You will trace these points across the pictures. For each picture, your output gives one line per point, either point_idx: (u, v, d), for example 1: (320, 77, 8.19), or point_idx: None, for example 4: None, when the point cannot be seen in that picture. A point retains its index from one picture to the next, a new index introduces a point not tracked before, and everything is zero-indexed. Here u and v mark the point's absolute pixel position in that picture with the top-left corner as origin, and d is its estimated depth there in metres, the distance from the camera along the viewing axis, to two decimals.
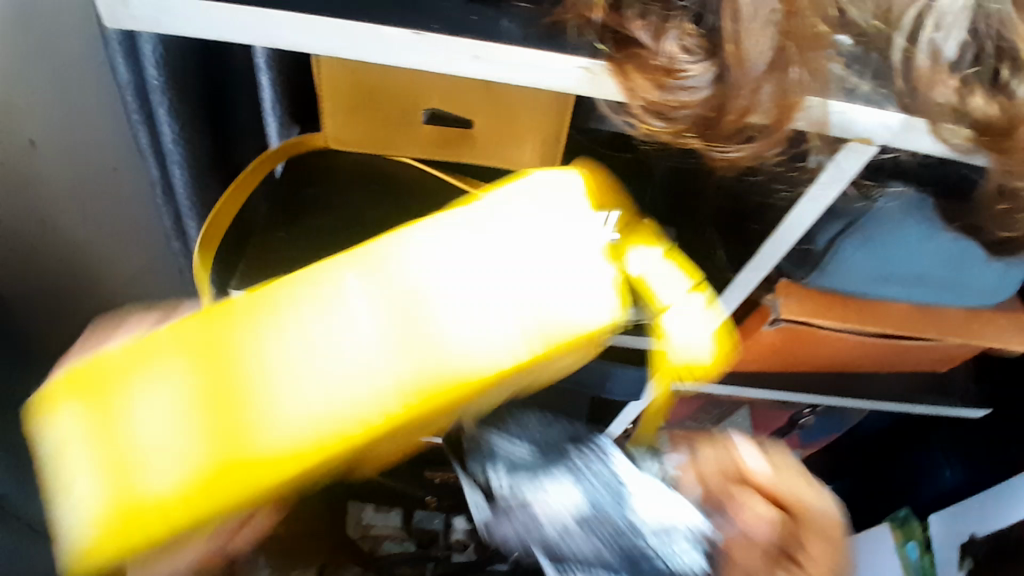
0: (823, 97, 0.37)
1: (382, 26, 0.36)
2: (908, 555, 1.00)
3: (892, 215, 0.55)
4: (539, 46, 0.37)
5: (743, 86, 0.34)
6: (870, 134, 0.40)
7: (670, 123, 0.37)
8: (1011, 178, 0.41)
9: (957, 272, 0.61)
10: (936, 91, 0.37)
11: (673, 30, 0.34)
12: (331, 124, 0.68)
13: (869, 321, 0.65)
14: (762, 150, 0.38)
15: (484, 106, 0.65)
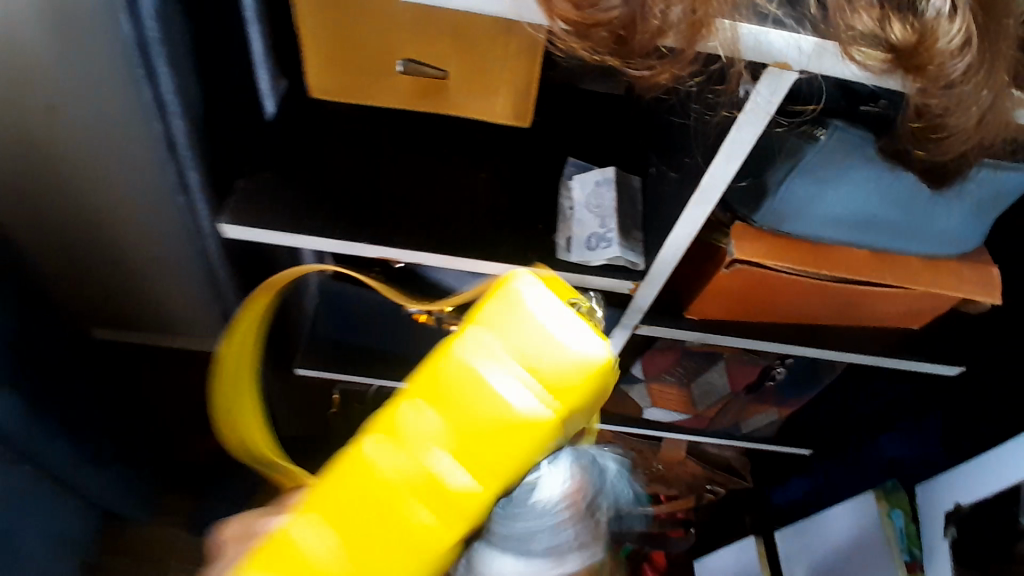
0: (733, 19, 0.40)
1: None
2: (894, 523, 0.99)
3: (835, 150, 0.57)
4: None
5: (651, 6, 0.37)
6: (785, 58, 0.42)
7: (584, 40, 0.39)
8: (926, 98, 0.42)
9: (908, 211, 0.62)
10: (847, 14, 0.40)
11: None
12: (313, 74, 0.72)
13: (823, 264, 0.66)
14: (674, 70, 0.41)
15: (456, 55, 0.68)
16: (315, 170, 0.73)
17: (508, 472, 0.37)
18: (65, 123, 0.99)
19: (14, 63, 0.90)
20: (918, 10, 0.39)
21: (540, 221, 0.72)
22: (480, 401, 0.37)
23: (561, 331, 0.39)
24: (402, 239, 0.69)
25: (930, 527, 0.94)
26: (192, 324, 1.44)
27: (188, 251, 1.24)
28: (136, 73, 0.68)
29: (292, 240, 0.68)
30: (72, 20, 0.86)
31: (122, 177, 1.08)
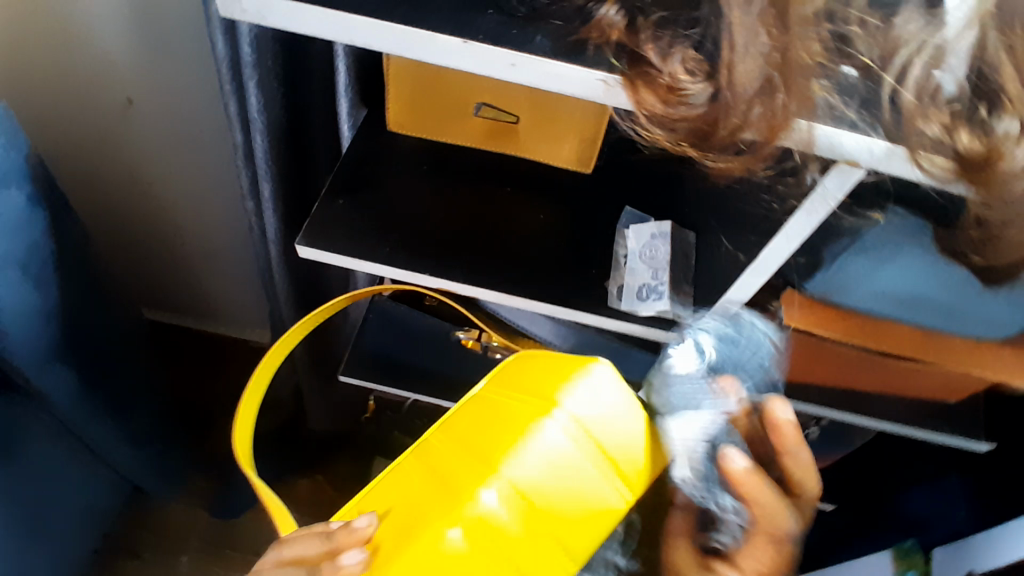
0: (810, 121, 0.42)
1: (438, 35, 0.44)
2: None
3: (895, 237, 0.60)
4: (566, 60, 0.43)
5: (734, 106, 0.40)
6: (856, 157, 0.44)
7: (669, 132, 0.43)
8: (986, 210, 0.46)
9: (959, 299, 0.63)
10: (921, 121, 0.42)
11: (679, 53, 0.41)
12: (391, 109, 0.76)
13: (872, 337, 0.68)
14: (750, 163, 0.44)
15: (528, 108, 0.71)
16: (384, 199, 0.78)
17: (589, 540, 0.50)
18: (143, 119, 1.06)
19: (108, 66, 0.97)
20: (989, 128, 0.41)
21: (593, 266, 0.75)
22: (554, 467, 0.49)
23: (605, 397, 0.53)
24: (460, 273, 0.73)
25: None
26: (240, 315, 1.50)
27: (244, 248, 1.30)
28: (226, 88, 0.76)
29: (353, 263, 0.73)
30: (170, 33, 0.92)
31: (193, 175, 1.15)
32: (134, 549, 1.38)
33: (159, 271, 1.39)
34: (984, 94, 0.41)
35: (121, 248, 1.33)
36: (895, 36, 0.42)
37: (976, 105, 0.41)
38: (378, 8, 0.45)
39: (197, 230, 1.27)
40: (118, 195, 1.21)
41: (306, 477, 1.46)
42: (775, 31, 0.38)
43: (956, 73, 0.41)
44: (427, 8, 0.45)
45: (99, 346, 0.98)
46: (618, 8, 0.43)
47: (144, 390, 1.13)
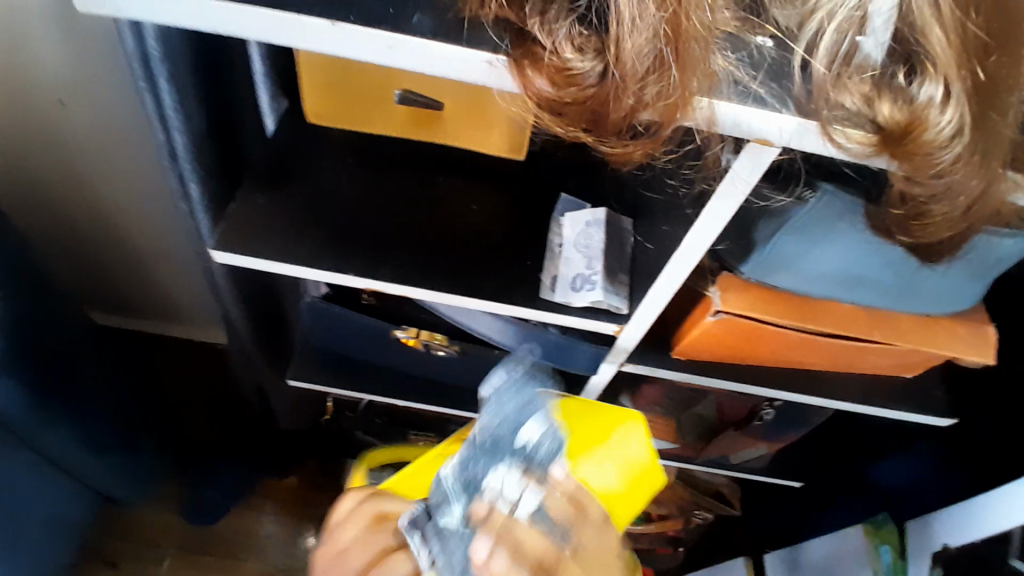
0: (711, 98, 0.39)
1: (302, 15, 0.39)
2: (882, 559, 0.96)
3: (827, 215, 0.56)
4: (449, 41, 0.40)
5: (626, 85, 0.37)
6: (768, 135, 0.41)
7: (559, 117, 0.40)
8: (911, 186, 0.43)
9: (900, 277, 0.61)
10: (835, 92, 0.39)
11: (564, 28, 0.37)
12: (312, 100, 0.72)
13: (810, 318, 0.66)
14: (648, 150, 0.41)
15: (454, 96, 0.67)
16: (312, 195, 0.74)
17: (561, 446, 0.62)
18: (74, 120, 1.00)
19: (21, 64, 0.91)
20: (908, 94, 0.39)
21: (529, 257, 0.72)
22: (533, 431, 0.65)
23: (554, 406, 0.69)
24: (391, 272, 0.69)
25: (918, 565, 0.95)
26: (195, 317, 1.45)
27: (189, 249, 1.25)
28: (138, 85, 0.68)
29: (277, 267, 0.69)
30: (80, 26, 0.86)
31: (128, 178, 1.10)
32: (110, 557, 1.32)
33: (105, 277, 1.33)
34: (903, 58, 0.39)
35: (61, 256, 1.27)
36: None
37: (894, 71, 0.39)
38: None
39: (139, 235, 1.22)
40: (50, 201, 1.15)
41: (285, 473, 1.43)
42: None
43: (879, 37, 0.38)
44: None
45: (45, 354, 0.93)
46: None
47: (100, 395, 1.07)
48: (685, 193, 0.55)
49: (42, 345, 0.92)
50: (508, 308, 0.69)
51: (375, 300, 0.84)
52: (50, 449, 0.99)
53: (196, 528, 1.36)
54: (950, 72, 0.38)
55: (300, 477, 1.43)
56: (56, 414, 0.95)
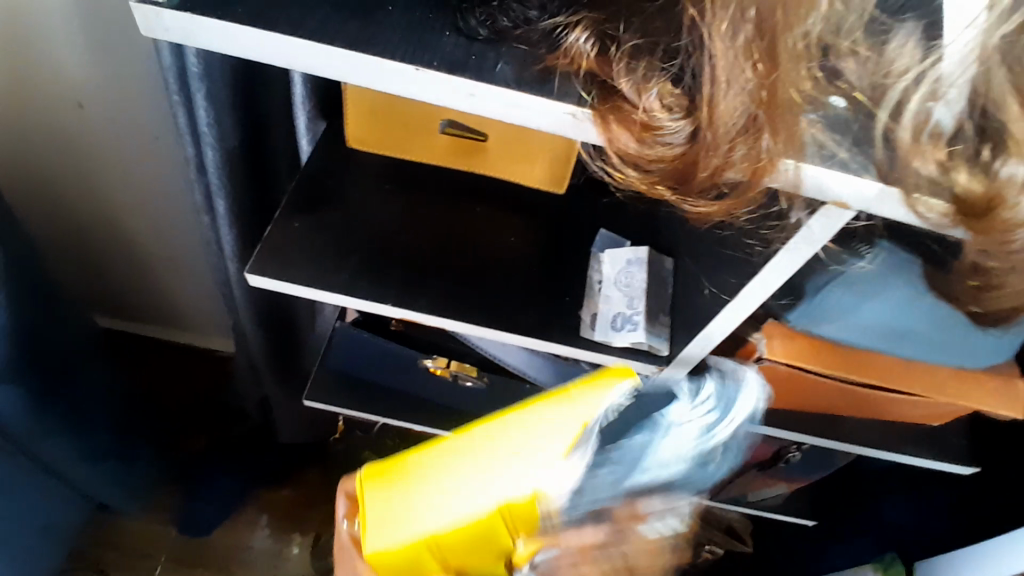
0: (798, 160, 0.38)
1: (386, 60, 0.39)
2: None
3: (882, 271, 0.56)
4: (533, 92, 0.39)
5: (715, 145, 0.36)
6: (846, 199, 0.41)
7: (645, 174, 0.39)
8: (985, 258, 0.43)
9: (949, 335, 0.61)
10: (917, 160, 0.39)
11: (656, 86, 0.36)
12: (351, 124, 0.71)
13: (851, 369, 0.66)
14: (732, 208, 0.40)
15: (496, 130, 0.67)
16: (346, 217, 0.73)
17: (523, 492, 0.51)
18: (97, 125, 0.98)
19: (51, 68, 0.90)
20: (991, 170, 0.38)
21: (567, 293, 0.71)
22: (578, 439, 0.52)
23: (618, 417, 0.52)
24: (425, 303, 0.68)
25: None
26: (202, 325, 1.42)
27: (201, 257, 1.22)
28: (173, 99, 0.68)
29: (308, 292, 0.68)
30: (115, 32, 0.85)
31: (144, 183, 1.08)
32: (100, 564, 1.28)
33: (114, 280, 1.31)
34: (987, 135, 0.38)
35: (71, 258, 1.25)
36: (888, 61, 0.40)
37: (978, 146, 0.39)
38: (314, 30, 0.40)
39: (153, 242, 1.20)
40: (63, 203, 1.13)
41: (284, 487, 1.39)
42: (761, 65, 0.33)
43: (954, 108, 0.38)
44: (376, 27, 0.41)
45: (50, 360, 0.90)
46: (588, 34, 0.38)
47: (104, 403, 1.04)
48: (757, 251, 0.53)
49: (50, 351, 0.90)
50: (545, 344, 0.68)
51: (401, 327, 0.84)
52: (50, 457, 0.96)
53: (190, 541, 1.32)
54: None
55: (300, 491, 1.39)
56: (58, 421, 0.93)
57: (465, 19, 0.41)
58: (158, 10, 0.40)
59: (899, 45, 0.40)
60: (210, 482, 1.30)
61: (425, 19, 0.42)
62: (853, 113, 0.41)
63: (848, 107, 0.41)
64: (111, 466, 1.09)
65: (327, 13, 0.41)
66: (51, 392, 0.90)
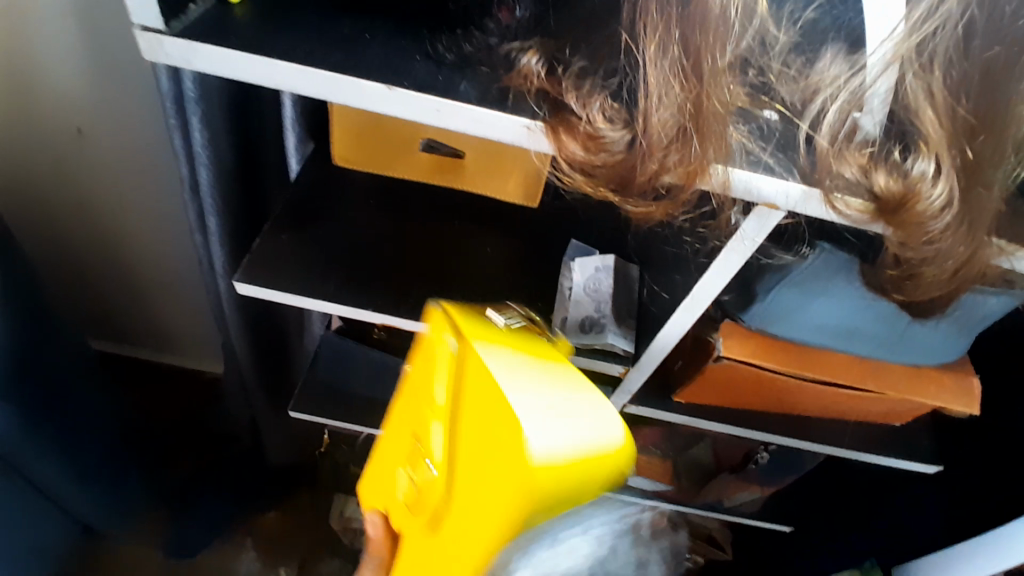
0: (726, 165, 0.43)
1: (361, 80, 0.44)
2: None
3: (823, 271, 0.60)
4: (491, 107, 0.44)
5: (649, 152, 0.41)
6: (774, 200, 0.46)
7: (590, 178, 0.44)
8: (904, 250, 0.47)
9: (893, 330, 0.65)
10: (838, 163, 0.44)
11: (598, 101, 0.41)
12: (338, 143, 0.76)
13: (806, 365, 0.70)
14: (668, 209, 0.45)
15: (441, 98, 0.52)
16: (332, 231, 0.77)
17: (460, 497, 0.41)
18: (95, 148, 1.03)
19: (55, 94, 0.95)
20: (903, 168, 0.43)
21: (540, 299, 0.75)
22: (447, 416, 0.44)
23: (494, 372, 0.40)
24: (407, 309, 0.72)
25: None
26: (192, 345, 1.44)
27: (193, 277, 1.25)
28: (171, 122, 0.72)
29: (295, 301, 0.72)
30: (116, 62, 0.90)
31: (138, 203, 1.11)
32: None
33: (106, 301, 1.33)
34: (901, 137, 0.45)
35: (65, 279, 1.27)
36: (815, 80, 0.45)
37: (890, 148, 0.44)
38: (299, 55, 0.45)
39: (147, 264, 1.23)
40: (59, 224, 1.16)
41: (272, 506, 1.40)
42: (687, 80, 0.39)
43: (876, 116, 0.44)
44: (355, 52, 0.46)
45: (43, 373, 0.92)
46: (539, 57, 0.44)
47: (96, 419, 1.06)
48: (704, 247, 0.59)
49: (45, 367, 0.92)
50: None
51: (385, 334, 0.88)
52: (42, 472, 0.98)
53: (177, 562, 1.31)
54: (941, 151, 0.43)
55: (287, 511, 1.40)
56: (50, 435, 0.94)
57: (434, 47, 0.47)
58: (160, 36, 0.45)
59: (827, 63, 0.46)
60: (197, 501, 1.31)
61: (400, 46, 0.47)
62: (784, 120, 0.47)
63: (780, 117, 0.47)
64: (101, 482, 1.10)
65: (311, 41, 0.46)
66: (45, 404, 0.92)
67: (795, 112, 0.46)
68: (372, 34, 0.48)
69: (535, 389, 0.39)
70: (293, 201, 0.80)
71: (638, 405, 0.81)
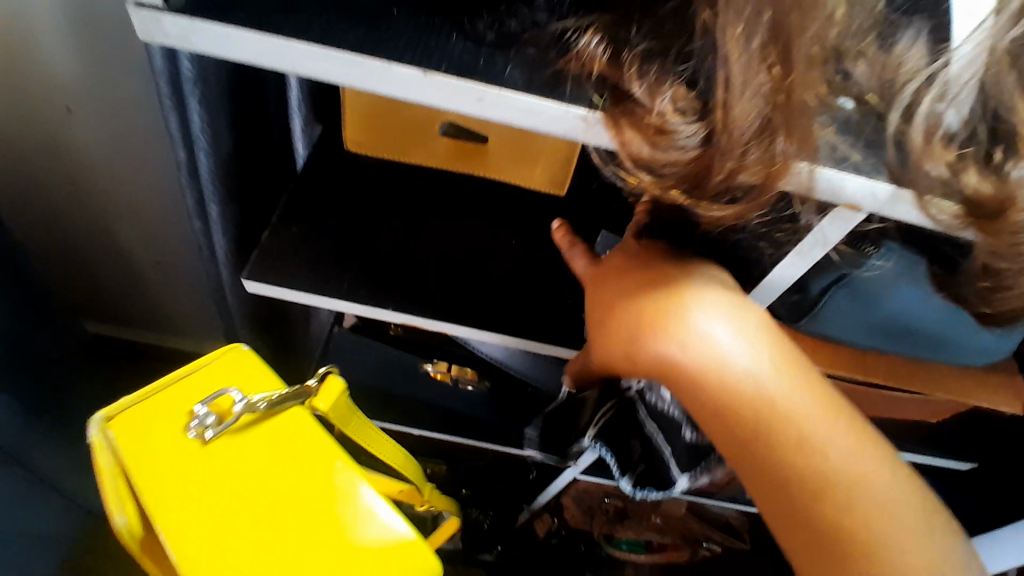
0: (812, 163, 0.38)
1: (392, 63, 0.38)
2: None
3: (888, 273, 0.56)
4: (542, 95, 0.38)
5: (729, 149, 0.36)
6: (858, 203, 0.41)
7: (658, 178, 0.38)
8: (996, 260, 0.42)
9: (949, 334, 0.61)
10: (928, 162, 0.39)
11: (668, 89, 0.36)
12: (351, 127, 0.71)
13: (855, 367, 0.66)
14: (745, 212, 0.39)
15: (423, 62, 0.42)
16: (347, 221, 0.72)
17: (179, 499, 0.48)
18: (85, 129, 0.96)
19: (39, 70, 0.87)
20: (1001, 171, 0.39)
21: (570, 296, 0.70)
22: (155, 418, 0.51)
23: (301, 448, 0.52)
24: (429, 308, 0.67)
25: None
26: (194, 331, 1.38)
27: (195, 262, 1.20)
28: (165, 102, 0.65)
29: (309, 300, 0.66)
30: (105, 33, 0.83)
31: (133, 185, 1.05)
32: None
33: (103, 287, 1.27)
34: (997, 137, 0.40)
35: (58, 266, 1.21)
36: (897, 64, 0.41)
37: (988, 149, 0.40)
38: (322, 32, 0.39)
39: (145, 248, 1.17)
40: (47, 208, 1.09)
41: None
42: (776, 67, 0.34)
43: (961, 109, 0.40)
44: (382, 30, 0.40)
45: (43, 367, 0.87)
46: (599, 38, 0.39)
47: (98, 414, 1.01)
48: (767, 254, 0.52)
49: (42, 363, 0.86)
50: (548, 347, 0.67)
51: (402, 331, 0.83)
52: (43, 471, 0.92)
53: None
54: None
55: None
56: (55, 436, 0.89)
57: (472, 24, 0.41)
58: (158, 13, 0.39)
59: (907, 48, 0.42)
60: None
61: (433, 24, 0.41)
62: (861, 113, 0.42)
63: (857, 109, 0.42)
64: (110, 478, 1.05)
65: (332, 17, 0.40)
66: (44, 400, 0.86)
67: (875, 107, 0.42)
68: (399, 9, 0.42)
69: (286, 501, 0.50)
70: (303, 190, 0.74)
71: (695, 430, 0.64)
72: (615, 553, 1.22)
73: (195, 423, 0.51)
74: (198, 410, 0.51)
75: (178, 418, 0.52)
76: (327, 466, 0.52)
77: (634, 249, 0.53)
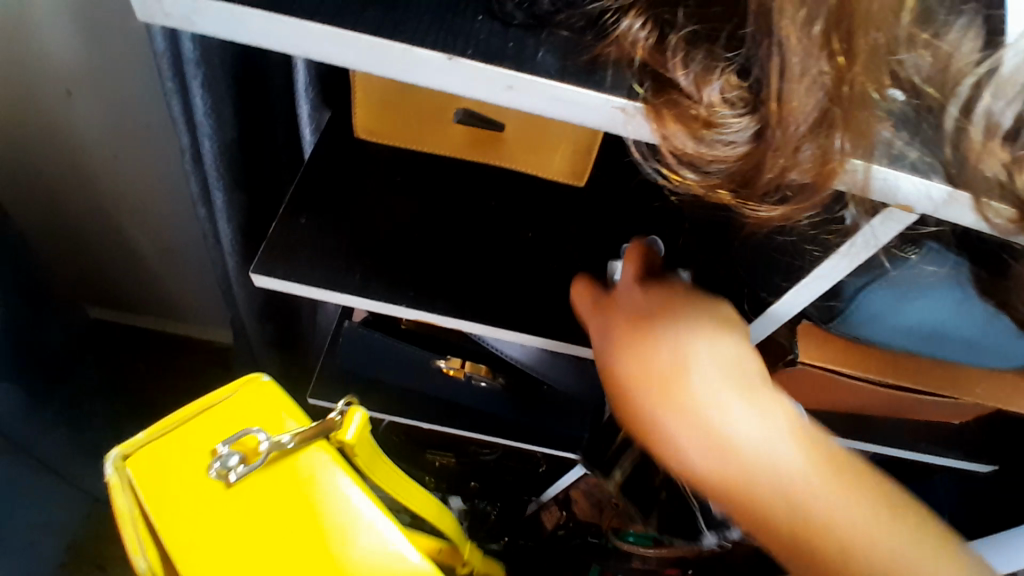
0: (867, 160, 0.35)
1: (414, 47, 0.35)
2: None
3: (922, 271, 0.54)
4: (578, 84, 0.35)
5: (782, 145, 0.33)
6: (911, 204, 0.38)
7: (703, 176, 0.35)
8: None
9: (986, 338, 0.58)
10: (983, 162, 0.36)
11: (718, 78, 0.33)
12: (360, 113, 0.68)
13: (885, 370, 0.64)
14: (795, 213, 0.37)
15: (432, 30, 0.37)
16: (357, 211, 0.69)
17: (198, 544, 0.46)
18: (87, 113, 0.93)
19: (38, 51, 0.84)
20: None
21: None
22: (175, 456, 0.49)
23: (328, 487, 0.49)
24: (441, 303, 0.64)
25: None
26: (199, 318, 1.36)
27: (199, 249, 1.17)
28: (167, 87, 0.62)
29: (316, 294, 0.64)
30: (105, 12, 0.80)
31: (135, 170, 1.02)
32: None
33: (107, 273, 1.24)
34: None
35: (59, 252, 1.18)
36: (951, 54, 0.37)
37: None
38: (338, 13, 0.36)
39: (148, 235, 1.15)
40: (48, 194, 1.06)
41: None
42: (839, 55, 0.30)
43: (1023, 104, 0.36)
44: (401, 12, 0.37)
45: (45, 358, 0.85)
46: (642, 20, 0.35)
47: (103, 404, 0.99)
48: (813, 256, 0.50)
49: (45, 354, 0.84)
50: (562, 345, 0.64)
51: (413, 325, 0.80)
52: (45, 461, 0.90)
53: None
54: None
55: None
56: (59, 427, 0.87)
57: (500, 3, 0.37)
58: None
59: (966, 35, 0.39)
60: None
61: (457, 4, 0.38)
62: (907, 106, 0.39)
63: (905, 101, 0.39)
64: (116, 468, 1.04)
65: None
66: (47, 391, 0.85)
67: (925, 100, 0.38)
68: None
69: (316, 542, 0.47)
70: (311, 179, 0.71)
71: None
72: (621, 545, 1.16)
73: (218, 465, 0.47)
74: (220, 450, 0.48)
75: (199, 456, 0.49)
76: (352, 502, 0.49)
77: (638, 299, 0.52)
